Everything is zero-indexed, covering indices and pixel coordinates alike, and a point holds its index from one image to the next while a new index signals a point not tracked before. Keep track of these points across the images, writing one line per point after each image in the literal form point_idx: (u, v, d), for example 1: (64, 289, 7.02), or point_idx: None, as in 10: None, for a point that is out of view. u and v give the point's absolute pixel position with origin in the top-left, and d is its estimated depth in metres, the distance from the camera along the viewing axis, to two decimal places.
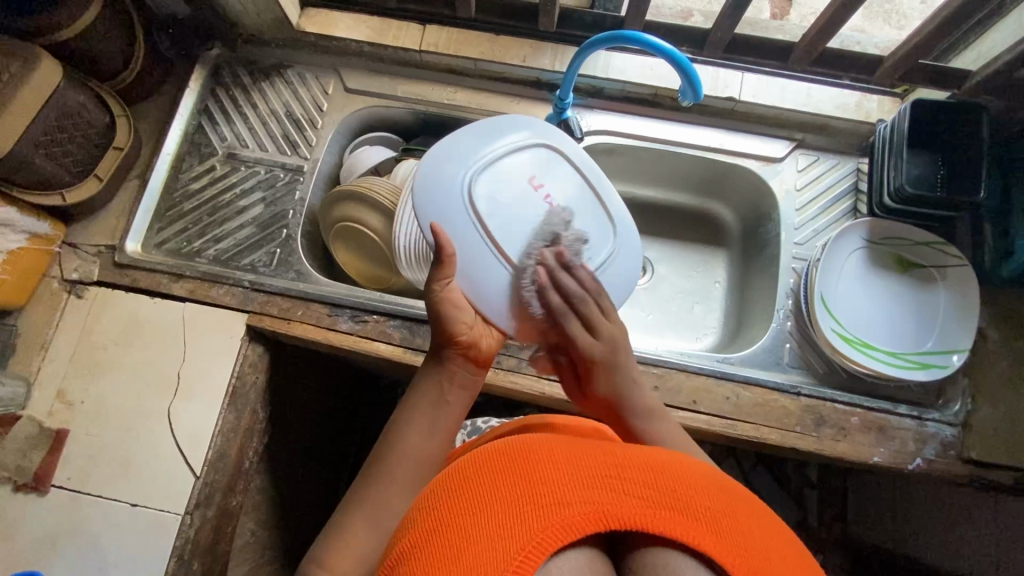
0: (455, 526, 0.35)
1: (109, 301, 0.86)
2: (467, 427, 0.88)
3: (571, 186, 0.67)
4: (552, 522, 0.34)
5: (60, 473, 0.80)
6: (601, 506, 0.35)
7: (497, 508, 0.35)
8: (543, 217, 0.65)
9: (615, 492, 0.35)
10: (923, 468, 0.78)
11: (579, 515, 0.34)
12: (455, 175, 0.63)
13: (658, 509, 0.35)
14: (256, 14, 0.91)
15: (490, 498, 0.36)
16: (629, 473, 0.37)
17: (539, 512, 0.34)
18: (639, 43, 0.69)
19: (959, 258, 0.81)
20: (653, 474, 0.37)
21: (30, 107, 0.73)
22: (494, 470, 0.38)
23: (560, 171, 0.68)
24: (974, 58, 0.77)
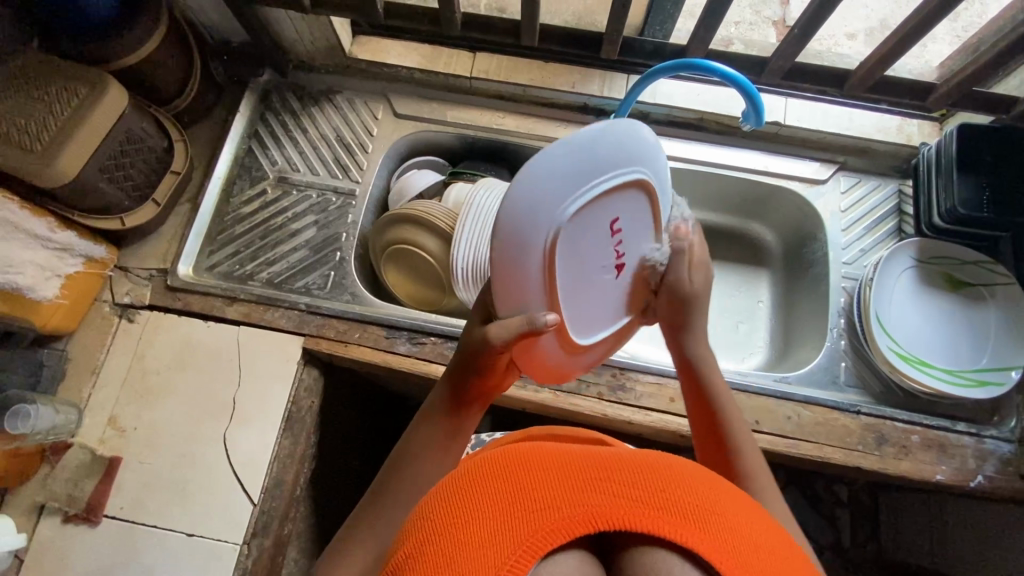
0: (434, 531, 0.31)
1: (162, 325, 0.85)
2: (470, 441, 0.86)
3: (646, 236, 0.56)
4: (538, 525, 0.29)
5: (112, 502, 0.78)
6: (589, 508, 0.30)
7: (479, 513, 0.30)
8: (609, 266, 0.55)
9: (605, 492, 0.30)
10: (985, 485, 0.78)
11: (567, 518, 0.29)
12: (553, 198, 0.46)
13: (651, 507, 0.30)
14: (310, 41, 0.93)
15: (470, 503, 0.31)
16: (621, 471, 0.31)
17: (523, 516, 0.30)
18: (705, 70, 0.71)
19: (1008, 276, 0.83)
20: (645, 469, 0.32)
21: (100, 132, 0.74)
22: (476, 472, 0.33)
23: (644, 216, 0.54)
24: (1017, 84, 0.81)
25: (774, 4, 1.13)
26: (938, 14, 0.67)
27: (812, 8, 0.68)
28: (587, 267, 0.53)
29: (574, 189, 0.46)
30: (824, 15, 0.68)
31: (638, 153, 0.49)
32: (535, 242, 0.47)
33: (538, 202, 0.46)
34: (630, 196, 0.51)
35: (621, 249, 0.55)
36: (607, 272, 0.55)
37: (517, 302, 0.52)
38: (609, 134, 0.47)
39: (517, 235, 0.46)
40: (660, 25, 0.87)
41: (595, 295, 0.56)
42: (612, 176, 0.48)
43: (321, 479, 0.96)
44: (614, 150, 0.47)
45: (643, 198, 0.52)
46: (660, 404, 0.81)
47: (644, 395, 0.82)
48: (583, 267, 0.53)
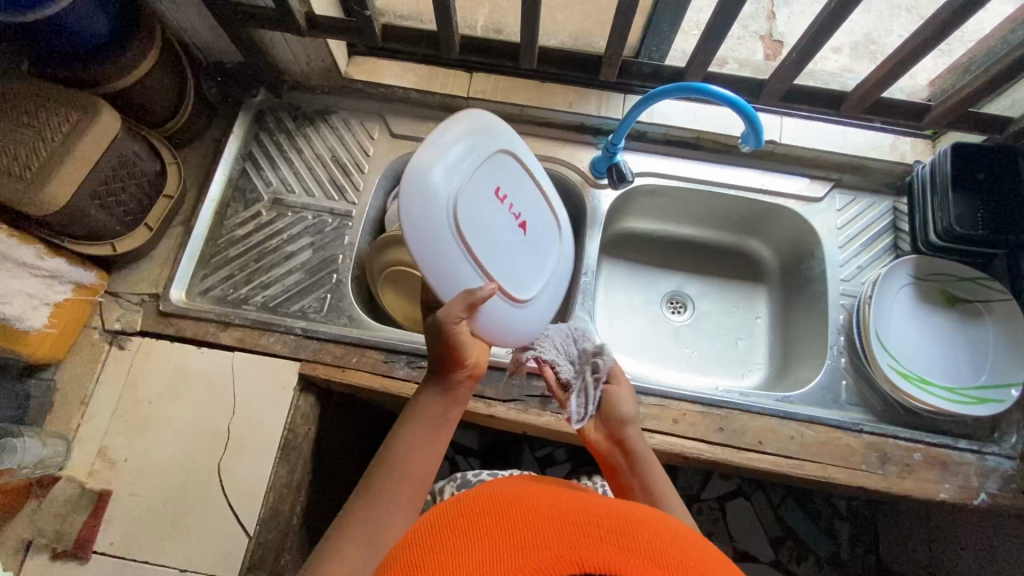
0: (443, 552, 0.38)
1: (153, 352, 0.83)
2: (455, 480, 0.80)
3: (525, 197, 0.76)
4: (529, 560, 0.35)
5: (103, 537, 0.75)
6: (575, 550, 0.35)
7: (479, 547, 0.37)
8: (505, 224, 0.72)
9: (591, 538, 0.36)
10: (988, 503, 0.78)
11: (553, 557, 0.35)
12: (434, 184, 0.63)
13: (631, 557, 0.34)
14: (305, 62, 0.92)
15: (474, 539, 0.38)
16: (607, 522, 0.37)
17: (517, 551, 0.36)
18: (706, 95, 0.71)
19: (1003, 293, 0.84)
20: (629, 526, 0.37)
21: (91, 159, 0.72)
22: (484, 511, 0.40)
23: (511, 175, 0.74)
24: (1009, 104, 0.82)
25: (761, 18, 1.14)
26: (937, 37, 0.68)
27: (811, 32, 0.68)
28: (490, 232, 0.70)
29: (447, 174, 0.64)
30: (823, 37, 0.68)
31: (486, 140, 0.70)
32: (443, 225, 0.64)
33: (429, 198, 0.63)
34: (494, 166, 0.71)
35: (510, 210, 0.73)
36: (508, 229, 0.72)
37: (453, 278, 0.66)
38: (451, 132, 0.66)
39: (421, 225, 0.62)
40: (657, 47, 0.87)
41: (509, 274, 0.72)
42: (471, 158, 0.67)
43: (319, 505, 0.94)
44: (459, 141, 0.66)
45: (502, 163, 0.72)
46: (664, 426, 0.80)
47: (648, 417, 0.80)
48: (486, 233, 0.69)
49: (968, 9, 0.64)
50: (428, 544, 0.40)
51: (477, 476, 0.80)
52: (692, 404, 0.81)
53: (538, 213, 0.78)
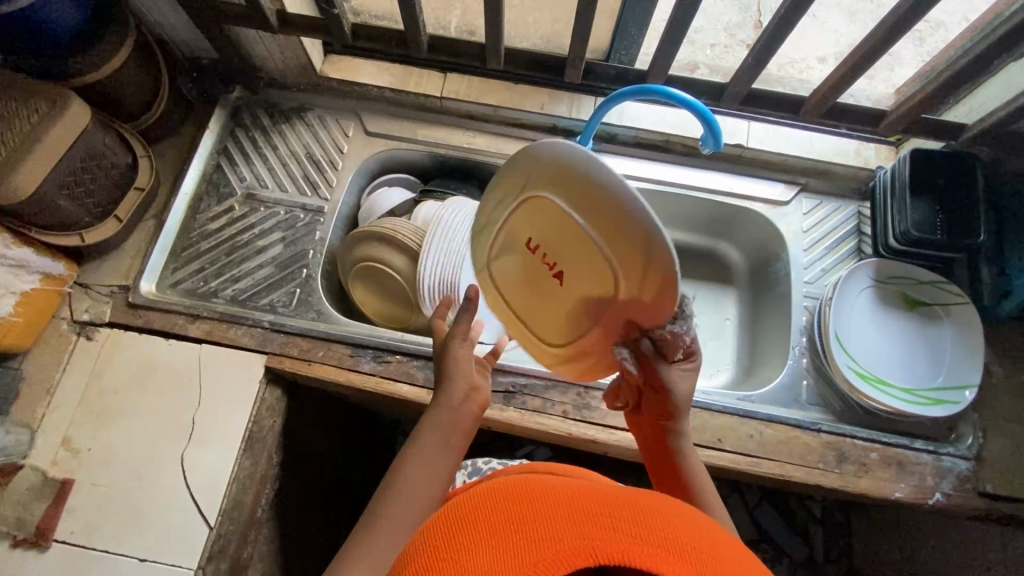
0: (455, 548, 0.36)
1: (121, 343, 0.84)
2: (467, 467, 0.84)
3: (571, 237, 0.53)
4: (544, 554, 0.34)
5: (64, 526, 0.75)
6: (590, 542, 0.34)
7: (491, 542, 0.36)
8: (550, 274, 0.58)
9: (603, 529, 0.35)
10: (943, 503, 0.79)
11: (568, 549, 0.34)
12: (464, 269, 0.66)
13: (645, 546, 0.34)
14: (280, 59, 0.94)
15: (485, 534, 0.36)
16: (618, 510, 0.37)
17: (531, 545, 0.35)
18: (663, 96, 0.73)
19: (961, 296, 0.85)
20: (640, 512, 0.37)
21: (60, 149, 0.73)
22: (492, 503, 0.39)
23: (550, 218, 0.54)
24: (966, 111, 0.83)
25: (748, 28, 1.16)
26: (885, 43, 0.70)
27: (766, 36, 0.70)
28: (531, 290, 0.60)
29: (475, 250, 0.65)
30: (776, 42, 0.70)
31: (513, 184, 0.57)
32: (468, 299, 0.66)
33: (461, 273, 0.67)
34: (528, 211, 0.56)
35: (548, 259, 0.57)
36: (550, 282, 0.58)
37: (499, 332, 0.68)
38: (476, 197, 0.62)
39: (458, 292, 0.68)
40: (626, 50, 0.89)
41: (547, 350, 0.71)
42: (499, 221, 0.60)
43: (286, 499, 0.94)
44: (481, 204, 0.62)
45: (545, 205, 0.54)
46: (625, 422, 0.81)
47: (610, 413, 0.82)
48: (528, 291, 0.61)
49: (913, 16, 0.66)
50: (434, 539, 0.38)
51: (488, 463, 0.84)
52: None
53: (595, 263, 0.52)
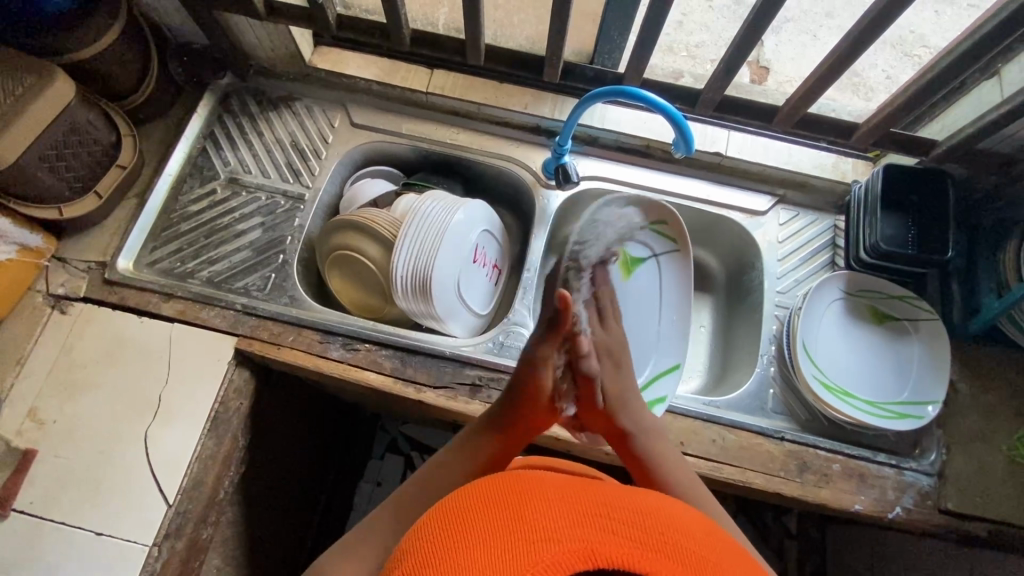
0: (451, 548, 0.36)
1: (94, 318, 0.84)
2: None
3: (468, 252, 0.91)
4: (542, 556, 0.33)
5: (23, 496, 0.76)
6: (590, 544, 0.34)
7: (487, 541, 0.35)
8: (473, 271, 0.92)
9: (603, 533, 0.35)
10: (902, 517, 0.79)
11: (567, 552, 0.34)
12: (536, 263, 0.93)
13: (643, 550, 0.34)
14: (269, 48, 0.95)
15: (481, 532, 0.36)
16: (616, 513, 0.37)
17: (529, 547, 0.34)
18: (639, 99, 0.75)
19: (930, 312, 0.86)
20: (638, 516, 0.37)
21: (42, 122, 0.75)
22: (487, 502, 0.38)
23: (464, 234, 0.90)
24: (940, 128, 0.84)
25: None
26: (853, 54, 0.72)
27: (736, 43, 0.72)
28: (473, 277, 0.92)
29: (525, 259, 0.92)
30: (745, 51, 0.72)
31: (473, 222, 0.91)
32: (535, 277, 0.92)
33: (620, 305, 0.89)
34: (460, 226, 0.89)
35: (478, 259, 0.93)
36: (476, 270, 0.93)
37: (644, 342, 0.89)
38: (463, 218, 0.89)
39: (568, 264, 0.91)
40: (609, 54, 0.90)
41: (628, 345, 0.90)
42: (477, 233, 0.92)
43: (251, 483, 0.94)
44: (463, 225, 0.89)
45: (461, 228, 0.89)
46: None
47: None
48: (473, 278, 0.93)
49: (878, 28, 0.67)
50: (431, 540, 0.37)
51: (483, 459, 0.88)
52: None
53: (473, 276, 0.93)
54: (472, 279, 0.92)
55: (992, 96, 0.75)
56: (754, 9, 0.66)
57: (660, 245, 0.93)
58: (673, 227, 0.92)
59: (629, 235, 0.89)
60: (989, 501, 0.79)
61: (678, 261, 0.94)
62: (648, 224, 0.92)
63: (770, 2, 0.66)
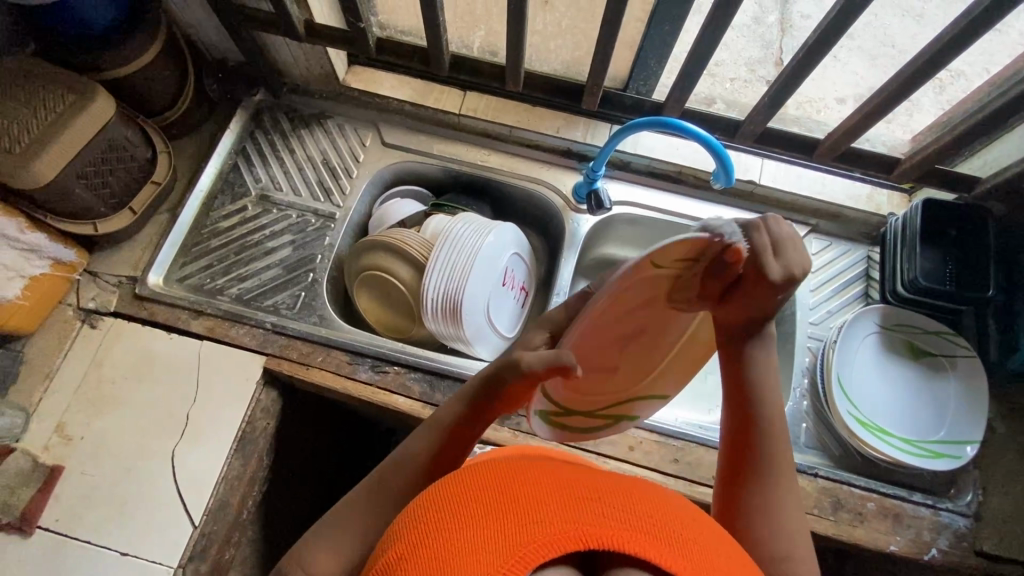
0: (439, 532, 0.34)
1: (124, 333, 0.84)
2: None
3: (499, 275, 0.90)
4: (533, 537, 0.32)
5: (49, 513, 0.75)
6: (580, 525, 0.33)
7: (478, 521, 0.34)
8: (503, 294, 0.92)
9: (594, 514, 0.34)
10: (938, 559, 0.77)
11: (559, 532, 0.33)
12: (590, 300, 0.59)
13: (633, 531, 0.33)
14: (305, 66, 0.95)
15: (471, 512, 0.35)
16: (607, 497, 0.36)
17: (519, 526, 0.33)
18: (678, 130, 0.75)
19: (968, 349, 0.84)
20: (628, 500, 0.36)
21: (83, 139, 0.75)
22: (477, 484, 0.37)
23: (495, 256, 0.89)
24: (980, 164, 0.84)
25: (769, 64, 1.19)
26: (902, 91, 0.71)
27: (793, 65, 0.72)
28: (501, 302, 0.92)
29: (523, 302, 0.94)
30: (786, 93, 0.75)
31: (506, 247, 0.91)
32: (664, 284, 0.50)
33: None
34: (490, 248, 0.88)
35: (511, 282, 0.93)
36: (507, 295, 0.93)
37: None
38: (494, 241, 0.89)
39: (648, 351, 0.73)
40: (645, 80, 0.90)
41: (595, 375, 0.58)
42: (507, 256, 0.91)
43: (270, 503, 0.93)
44: (494, 245, 0.89)
45: (492, 248, 0.88)
46: (618, 451, 0.80)
47: (603, 442, 0.81)
48: (501, 302, 0.92)
49: (933, 67, 0.68)
50: (417, 525, 0.36)
51: None
52: (649, 433, 0.82)
53: (505, 302, 0.93)
54: (500, 304, 0.92)
55: None
56: (811, 38, 0.67)
57: None
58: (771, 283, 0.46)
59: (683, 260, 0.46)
60: None
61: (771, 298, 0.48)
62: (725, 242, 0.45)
63: (829, 32, 0.66)
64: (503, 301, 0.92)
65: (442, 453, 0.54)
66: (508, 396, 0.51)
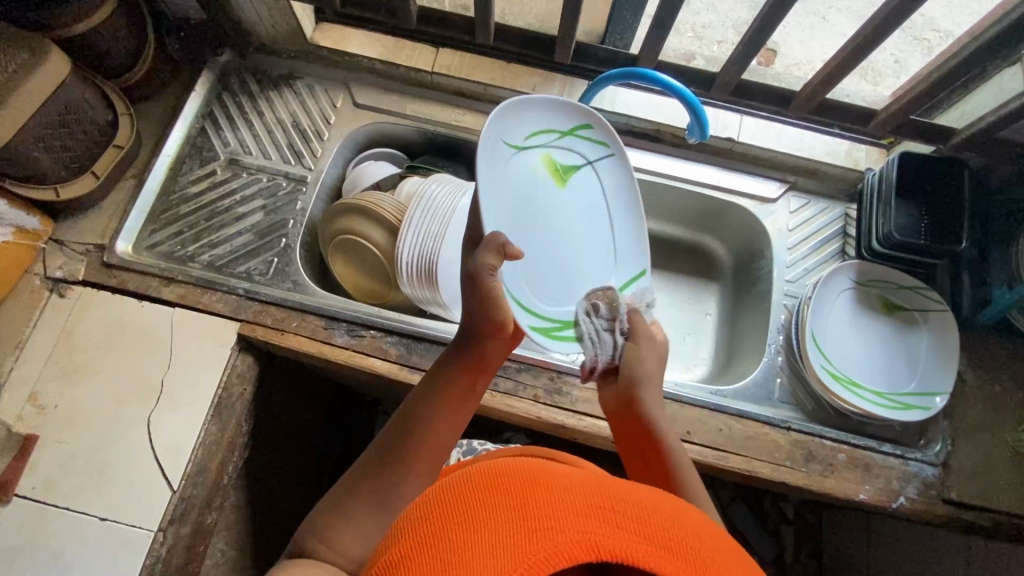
0: (445, 539, 0.34)
1: (94, 302, 0.83)
2: (465, 445, 0.85)
3: None
4: (545, 547, 0.32)
5: (26, 481, 0.75)
6: (595, 536, 0.32)
7: (489, 530, 0.34)
8: None
9: (609, 524, 0.33)
10: (906, 507, 0.78)
11: (572, 544, 0.32)
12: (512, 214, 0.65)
13: (650, 545, 0.33)
14: (270, 24, 0.92)
15: (482, 519, 0.34)
16: (623, 505, 0.35)
17: (531, 535, 0.32)
18: (653, 81, 0.73)
19: (940, 303, 0.85)
20: (645, 508, 0.35)
21: (36, 99, 0.72)
22: (488, 485, 0.36)
23: None
24: (958, 116, 0.83)
25: None
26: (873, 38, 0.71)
27: (767, 11, 0.71)
28: None
29: None
30: (765, 35, 0.74)
31: None
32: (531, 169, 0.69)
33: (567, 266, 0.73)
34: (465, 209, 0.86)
35: None
36: None
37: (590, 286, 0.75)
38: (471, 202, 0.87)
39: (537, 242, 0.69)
40: (621, 34, 0.89)
41: (545, 273, 0.69)
42: None
43: (253, 470, 0.93)
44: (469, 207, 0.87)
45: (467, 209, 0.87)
46: (595, 410, 0.81)
47: (580, 400, 0.82)
48: None
49: (905, 10, 0.67)
50: (424, 526, 0.36)
51: (484, 444, 0.86)
52: None
53: None
54: None
55: (1013, 82, 0.74)
56: None
57: (593, 150, 0.77)
58: (601, 131, 0.76)
59: (548, 139, 0.72)
60: (995, 492, 0.79)
61: (620, 167, 0.78)
62: (570, 129, 0.75)
63: None
64: None
65: (435, 414, 0.57)
66: (486, 328, 0.59)
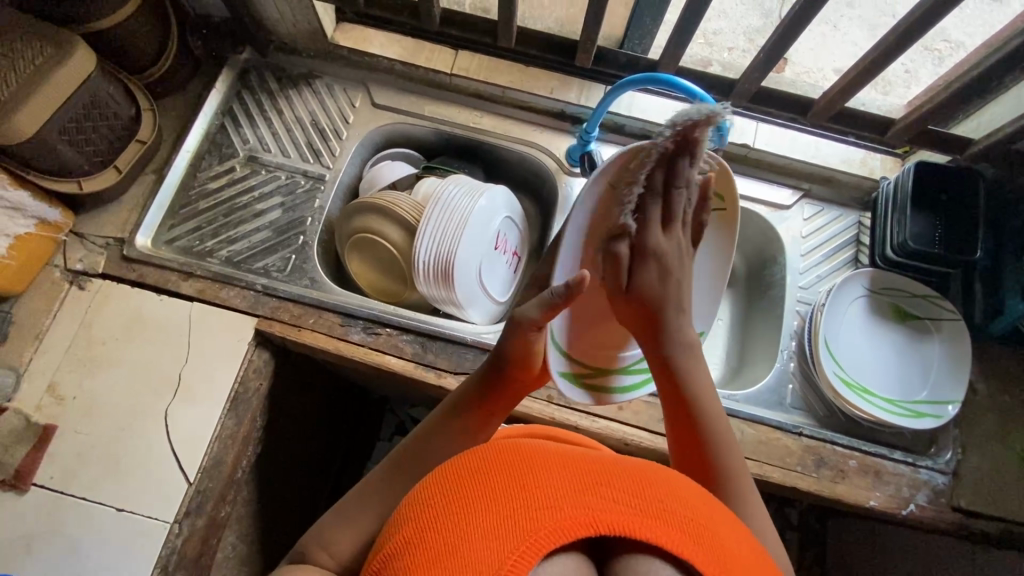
0: (443, 522, 0.34)
1: (112, 295, 0.84)
2: None
3: (490, 242, 0.90)
4: (543, 522, 0.32)
5: (43, 471, 0.75)
6: (591, 511, 0.33)
7: (486, 510, 0.34)
8: (494, 263, 0.92)
9: (604, 500, 0.34)
10: (916, 514, 0.79)
11: (569, 519, 0.33)
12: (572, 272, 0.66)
13: (645, 517, 0.33)
14: (291, 23, 0.93)
15: (482, 498, 0.35)
16: (618, 480, 0.35)
17: (528, 512, 0.33)
18: (673, 87, 0.74)
19: (952, 312, 0.85)
20: (640, 484, 0.35)
21: (63, 94, 0.73)
22: (487, 464, 0.37)
23: (489, 220, 0.89)
24: (974, 127, 0.84)
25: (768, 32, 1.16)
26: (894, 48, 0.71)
27: (794, 15, 0.72)
28: (491, 268, 0.91)
29: (500, 284, 0.94)
30: (787, 42, 0.75)
31: (498, 212, 0.91)
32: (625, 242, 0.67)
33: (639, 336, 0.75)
34: (482, 211, 0.87)
35: (502, 245, 0.93)
36: (499, 259, 0.93)
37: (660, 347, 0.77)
38: (489, 203, 0.89)
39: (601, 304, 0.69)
40: (639, 40, 0.90)
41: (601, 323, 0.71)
42: (499, 220, 0.91)
43: (264, 465, 0.94)
44: (486, 208, 0.88)
45: (484, 211, 0.88)
46: (608, 411, 0.82)
47: None
48: (490, 268, 0.91)
49: (927, 22, 0.68)
50: (424, 510, 0.36)
51: None
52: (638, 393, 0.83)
53: (496, 269, 0.92)
54: (491, 270, 0.91)
55: None
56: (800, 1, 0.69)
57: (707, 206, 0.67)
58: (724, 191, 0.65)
59: None
60: (1004, 502, 0.79)
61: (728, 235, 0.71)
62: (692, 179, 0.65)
63: None
64: (495, 267, 0.92)
65: (447, 447, 0.57)
66: (514, 371, 0.58)
